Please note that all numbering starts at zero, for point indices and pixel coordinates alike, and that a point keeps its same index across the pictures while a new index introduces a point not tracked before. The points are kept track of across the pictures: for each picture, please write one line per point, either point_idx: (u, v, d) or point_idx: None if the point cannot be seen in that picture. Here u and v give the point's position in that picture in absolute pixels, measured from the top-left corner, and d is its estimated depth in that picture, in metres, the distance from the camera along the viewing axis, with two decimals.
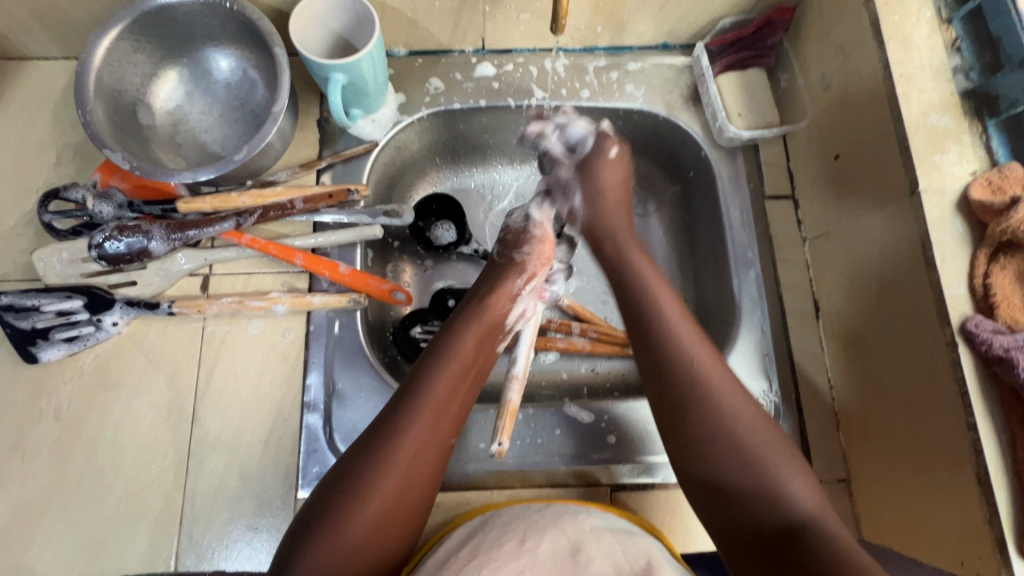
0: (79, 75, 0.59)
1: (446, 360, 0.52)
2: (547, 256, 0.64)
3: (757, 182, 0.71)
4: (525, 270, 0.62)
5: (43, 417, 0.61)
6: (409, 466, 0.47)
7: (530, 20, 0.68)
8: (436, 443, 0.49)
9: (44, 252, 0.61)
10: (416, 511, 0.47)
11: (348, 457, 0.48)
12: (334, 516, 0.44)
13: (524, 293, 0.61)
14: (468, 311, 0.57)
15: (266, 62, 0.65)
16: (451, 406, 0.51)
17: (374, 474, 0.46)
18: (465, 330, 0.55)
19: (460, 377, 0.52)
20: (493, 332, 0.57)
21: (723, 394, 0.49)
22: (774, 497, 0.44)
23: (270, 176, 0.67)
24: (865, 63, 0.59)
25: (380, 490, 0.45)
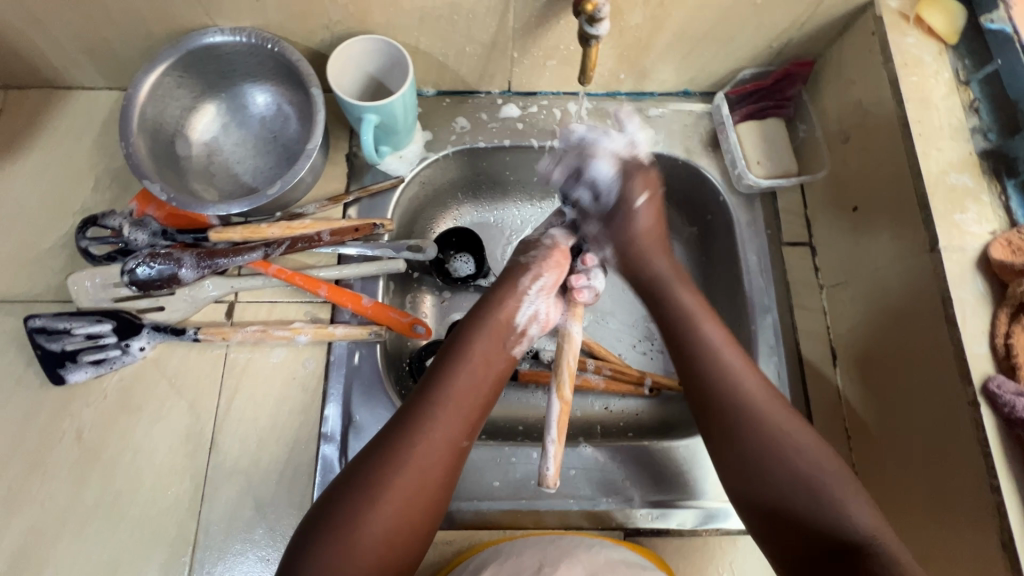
0: (124, 108, 0.62)
1: (457, 364, 0.56)
2: (561, 263, 0.64)
3: (775, 228, 0.71)
4: (530, 270, 0.63)
5: (64, 439, 0.61)
6: (419, 468, 0.50)
7: (556, 67, 0.71)
8: (446, 446, 0.52)
9: (79, 276, 0.63)
10: (430, 513, 0.50)
11: (363, 456, 0.51)
12: (349, 511, 0.48)
13: (532, 293, 0.62)
14: (479, 315, 0.60)
15: (302, 98, 0.68)
16: (463, 410, 0.54)
17: (384, 472, 0.49)
18: (477, 335, 0.58)
19: (471, 383, 0.56)
20: (506, 336, 0.60)
21: (770, 418, 0.52)
22: (834, 523, 0.47)
23: (299, 208, 0.69)
24: (884, 120, 0.60)
25: (392, 489, 0.49)
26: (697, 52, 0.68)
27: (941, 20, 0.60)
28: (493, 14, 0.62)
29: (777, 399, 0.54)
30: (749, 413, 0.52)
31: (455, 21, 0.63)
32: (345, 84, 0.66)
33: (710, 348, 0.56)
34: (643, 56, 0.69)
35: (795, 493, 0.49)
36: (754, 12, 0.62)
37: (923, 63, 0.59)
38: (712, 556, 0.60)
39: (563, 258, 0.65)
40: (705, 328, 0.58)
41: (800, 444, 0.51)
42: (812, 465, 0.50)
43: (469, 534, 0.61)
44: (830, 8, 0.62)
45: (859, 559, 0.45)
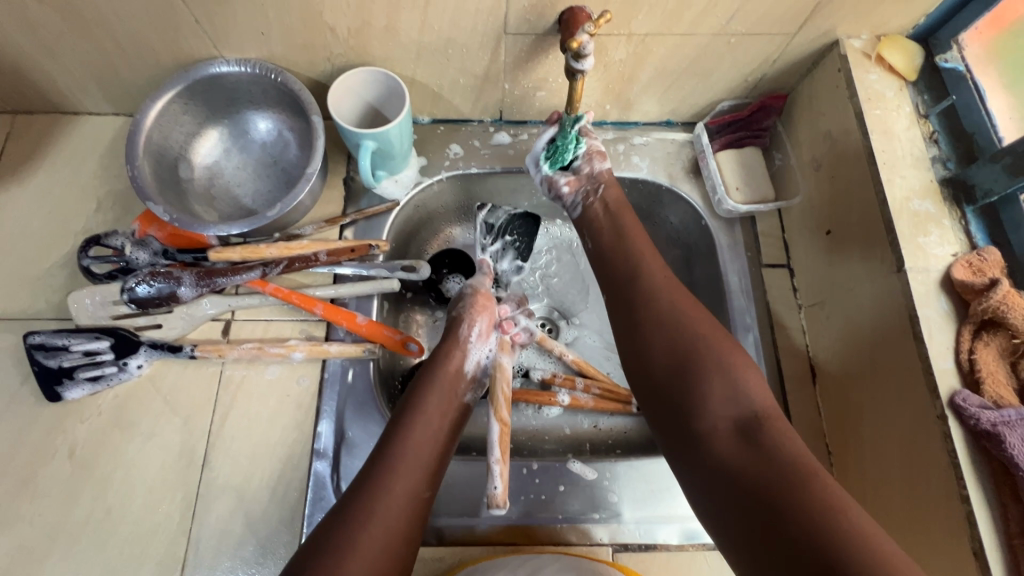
0: (132, 134, 0.64)
1: (413, 420, 0.57)
2: (486, 305, 0.68)
3: (755, 250, 0.75)
4: (465, 319, 0.66)
5: (57, 456, 0.62)
6: (385, 522, 0.50)
7: (545, 97, 0.74)
8: (409, 497, 0.52)
9: (78, 294, 0.64)
10: (399, 565, 0.50)
11: (328, 522, 0.49)
12: (321, 575, 0.45)
13: (473, 344, 0.65)
14: (429, 370, 0.62)
15: (302, 125, 0.71)
16: (423, 459, 0.55)
17: (355, 530, 0.48)
18: (432, 390, 0.60)
19: (428, 434, 0.57)
20: (459, 385, 0.63)
21: (687, 323, 0.56)
22: (733, 403, 0.51)
23: (296, 230, 0.71)
24: (852, 150, 0.64)
25: (360, 545, 0.48)
26: (678, 85, 0.72)
27: (901, 59, 0.64)
28: (485, 48, 0.65)
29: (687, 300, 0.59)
30: (665, 318, 0.57)
31: (450, 54, 0.66)
32: (339, 93, 0.67)
33: (654, 304, 0.59)
34: (626, 88, 0.73)
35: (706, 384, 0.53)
36: (729, 49, 0.66)
37: (887, 97, 0.64)
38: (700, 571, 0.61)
39: (484, 301, 0.68)
40: (663, 301, 0.59)
41: (700, 332, 0.56)
42: (723, 357, 0.54)
43: (459, 551, 0.61)
44: (799, 46, 0.67)
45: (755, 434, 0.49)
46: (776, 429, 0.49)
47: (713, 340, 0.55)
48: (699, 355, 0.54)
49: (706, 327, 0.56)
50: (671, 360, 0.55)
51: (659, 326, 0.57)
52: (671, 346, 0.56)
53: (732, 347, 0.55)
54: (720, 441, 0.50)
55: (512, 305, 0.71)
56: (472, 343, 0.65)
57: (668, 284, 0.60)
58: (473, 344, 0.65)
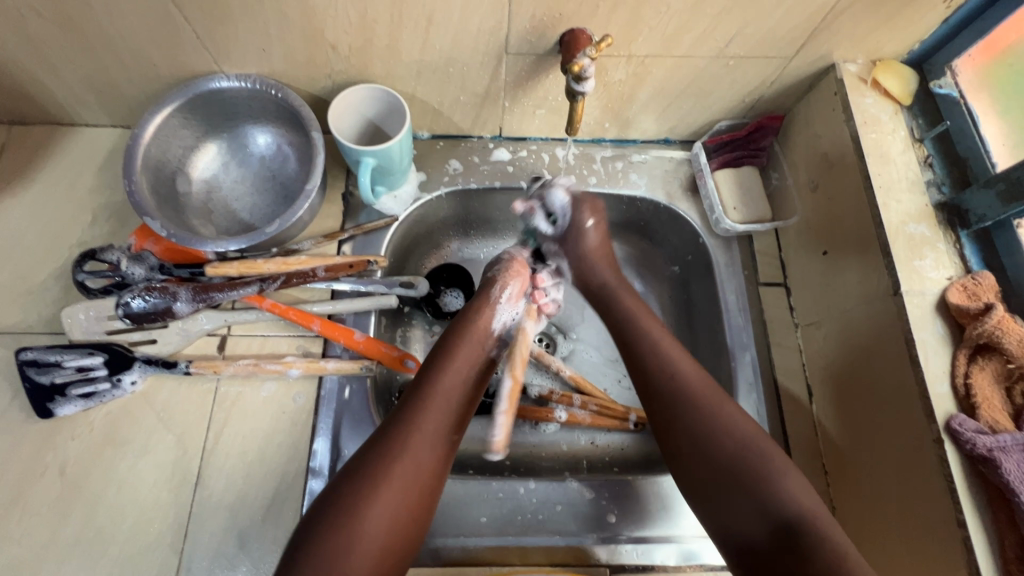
0: (129, 148, 0.64)
1: (444, 367, 0.58)
2: (520, 271, 0.68)
3: (752, 269, 0.75)
4: (499, 279, 0.67)
5: (47, 474, 0.61)
6: (415, 461, 0.51)
7: (544, 115, 0.75)
8: (439, 438, 0.54)
9: (72, 309, 0.64)
10: (426, 502, 0.52)
11: (359, 455, 0.51)
12: (348, 509, 0.48)
13: (506, 301, 0.66)
14: (462, 321, 0.63)
15: (302, 140, 0.71)
16: (454, 404, 0.56)
17: (383, 468, 0.50)
18: (462, 340, 0.61)
19: (459, 380, 0.58)
20: (490, 339, 0.63)
21: (703, 413, 0.54)
22: (771, 511, 0.49)
23: (295, 245, 0.71)
24: (848, 172, 0.65)
25: (391, 480, 0.50)
26: (677, 105, 0.73)
27: (896, 83, 0.65)
28: (486, 67, 0.66)
29: (726, 400, 0.55)
30: (699, 408, 0.55)
31: (450, 73, 0.67)
32: (337, 109, 0.67)
33: (687, 390, 0.56)
34: (625, 107, 0.73)
35: (738, 487, 0.51)
36: (727, 72, 0.67)
37: (882, 121, 0.65)
38: None
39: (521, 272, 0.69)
40: (669, 349, 0.59)
41: (741, 433, 0.53)
42: (747, 453, 0.52)
43: (456, 572, 0.60)
44: (796, 70, 0.67)
45: (794, 542, 0.47)
46: (820, 541, 0.47)
47: (757, 439, 0.53)
48: (743, 460, 0.51)
49: (747, 428, 0.53)
50: (710, 458, 0.53)
51: (694, 422, 0.54)
52: (706, 445, 0.53)
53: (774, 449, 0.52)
54: (759, 547, 0.49)
55: (547, 275, 0.72)
56: (505, 300, 0.66)
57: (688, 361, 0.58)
58: (505, 300, 0.66)
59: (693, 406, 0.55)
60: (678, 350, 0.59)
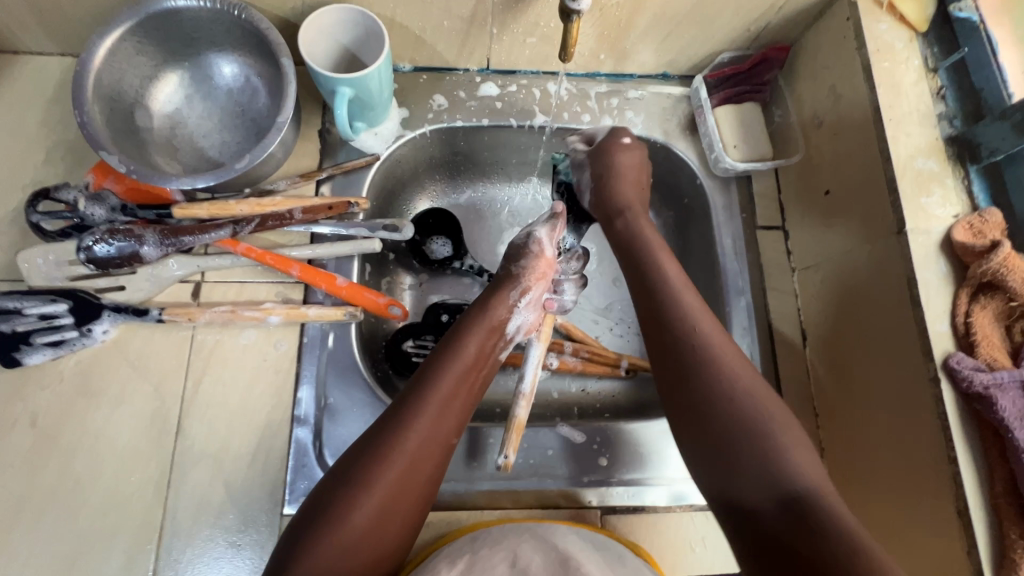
0: (78, 75, 0.58)
1: (450, 367, 0.55)
2: (545, 272, 0.64)
3: (749, 212, 0.73)
4: (520, 282, 0.62)
5: (18, 425, 0.58)
6: (411, 469, 0.49)
7: (536, 44, 0.69)
8: (438, 446, 0.51)
9: (29, 253, 0.59)
10: (416, 511, 0.50)
11: (352, 455, 0.49)
12: (334, 511, 0.46)
13: (522, 304, 0.62)
14: (470, 321, 0.59)
15: (271, 69, 0.65)
16: (454, 408, 0.53)
17: (375, 474, 0.48)
18: (469, 340, 0.57)
19: (463, 382, 0.55)
20: (496, 343, 0.60)
21: (727, 368, 0.51)
22: (779, 483, 0.46)
23: (269, 185, 0.66)
24: (857, 105, 0.61)
25: (381, 487, 0.47)
26: (677, 34, 0.68)
27: (913, 7, 0.61)
28: None
29: (741, 361, 0.53)
30: (708, 365, 0.52)
31: None
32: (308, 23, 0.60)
33: (709, 363, 0.52)
34: (622, 36, 0.68)
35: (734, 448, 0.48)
36: None
37: (895, 49, 0.61)
38: (686, 530, 0.61)
39: (546, 268, 0.65)
40: (696, 316, 0.55)
41: (751, 398, 0.50)
42: (753, 417, 0.49)
43: (448, 517, 0.60)
44: None
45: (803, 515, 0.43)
46: (832, 514, 0.43)
47: (758, 403, 0.50)
48: (752, 426, 0.48)
49: (767, 400, 0.50)
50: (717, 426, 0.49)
51: (705, 384, 0.51)
52: (704, 405, 0.50)
53: (790, 420, 0.50)
54: (764, 518, 0.45)
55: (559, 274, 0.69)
56: (519, 302, 0.62)
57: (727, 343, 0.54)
58: (521, 304, 0.62)
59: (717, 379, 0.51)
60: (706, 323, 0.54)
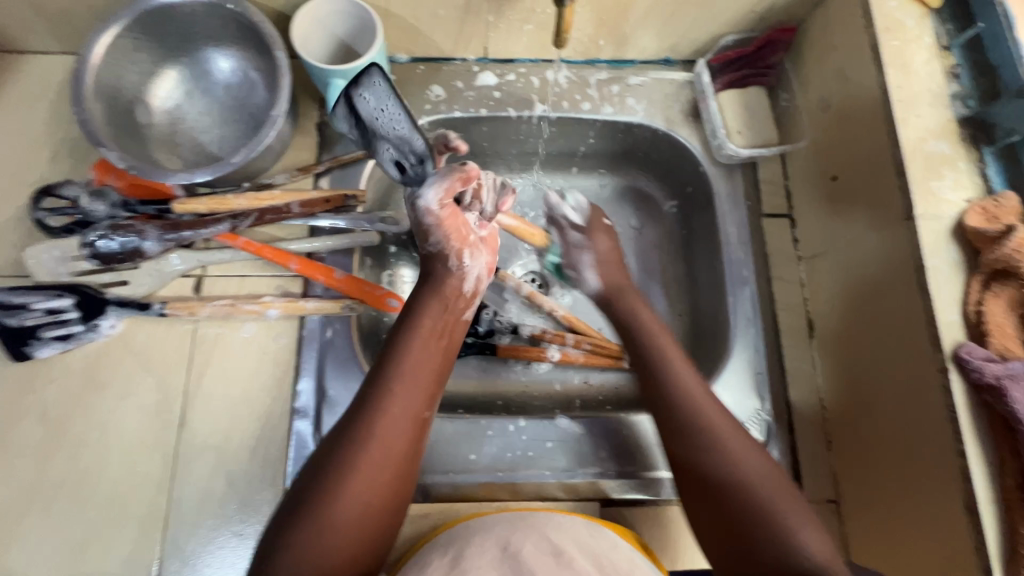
0: (77, 73, 0.58)
1: (412, 340, 0.55)
2: (463, 231, 0.61)
3: (754, 200, 0.71)
4: (446, 249, 0.61)
5: (28, 417, 0.59)
6: (384, 443, 0.49)
7: (533, 32, 0.69)
8: (407, 419, 0.51)
9: (36, 249, 0.61)
10: (399, 486, 0.50)
11: (330, 436, 0.49)
12: (317, 498, 0.46)
13: (467, 262, 0.62)
14: (425, 293, 0.59)
15: (267, 63, 0.65)
16: (422, 380, 0.53)
17: (351, 452, 0.48)
18: (425, 311, 0.58)
19: (423, 353, 0.55)
20: (457, 305, 0.60)
21: (710, 425, 0.52)
22: (789, 554, 0.44)
23: (267, 179, 0.67)
24: (864, 86, 0.59)
25: (360, 467, 0.47)
26: (677, 17, 0.67)
27: None
28: None
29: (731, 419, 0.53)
30: (707, 436, 0.52)
31: None
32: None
33: (700, 416, 0.53)
34: (622, 20, 0.67)
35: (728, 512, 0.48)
36: None
37: (906, 27, 0.58)
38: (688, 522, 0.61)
39: (457, 224, 0.60)
40: (675, 362, 0.58)
41: (746, 462, 0.50)
42: (751, 482, 0.48)
43: (444, 509, 0.60)
44: None
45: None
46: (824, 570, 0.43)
47: (755, 464, 0.50)
48: (741, 492, 0.48)
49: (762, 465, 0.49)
50: (696, 480, 0.51)
51: (711, 459, 0.50)
52: (704, 474, 0.50)
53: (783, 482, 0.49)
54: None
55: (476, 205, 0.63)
56: (461, 261, 0.62)
57: (711, 400, 0.55)
58: (465, 262, 0.62)
59: (698, 428, 0.52)
60: (682, 366, 0.58)
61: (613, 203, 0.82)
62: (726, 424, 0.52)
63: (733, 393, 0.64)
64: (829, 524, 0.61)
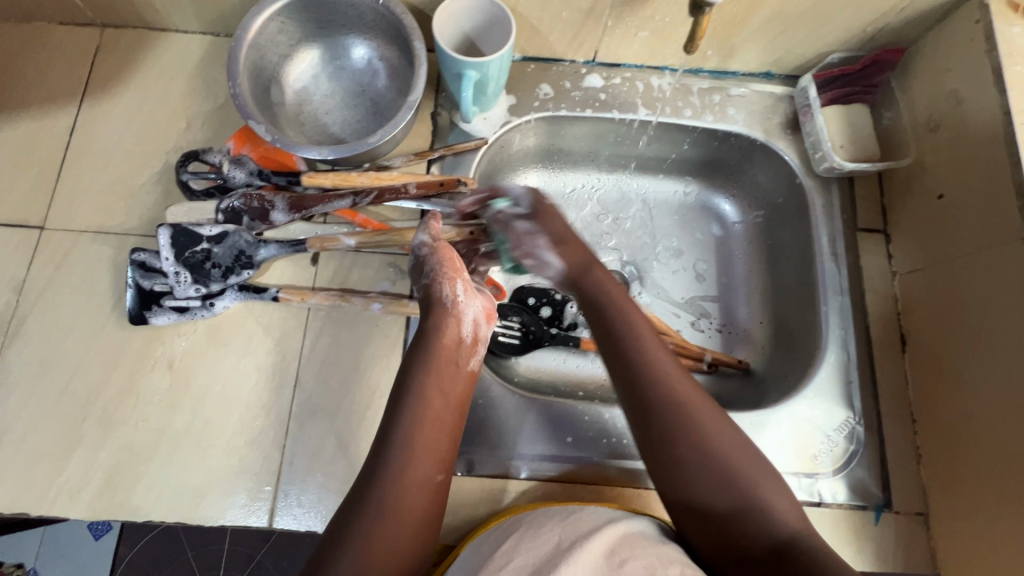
0: (233, 50, 0.63)
1: (423, 390, 0.49)
2: (456, 265, 0.58)
3: (850, 214, 0.73)
4: (438, 284, 0.56)
5: (157, 367, 0.63)
6: (393, 513, 0.44)
7: (646, 38, 0.72)
8: (418, 482, 0.46)
9: (177, 210, 0.66)
10: (412, 556, 0.44)
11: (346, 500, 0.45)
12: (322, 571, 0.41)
13: (462, 296, 0.56)
14: (433, 329, 0.53)
15: (397, 54, 0.69)
16: (437, 439, 0.48)
17: (354, 523, 0.43)
18: (434, 354, 0.52)
19: (436, 403, 0.49)
20: (462, 340, 0.54)
21: (704, 450, 0.47)
22: None
23: (386, 161, 0.71)
24: (983, 108, 0.60)
25: (366, 536, 0.42)
26: (789, 32, 0.69)
27: None
28: None
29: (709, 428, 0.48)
30: (685, 426, 0.48)
31: None
32: None
33: (693, 427, 0.47)
34: (735, 33, 0.70)
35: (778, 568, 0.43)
36: None
37: None
38: None
39: (451, 254, 0.58)
40: (666, 364, 0.51)
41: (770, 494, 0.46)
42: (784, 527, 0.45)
43: (540, 487, 0.63)
44: None
45: None
46: None
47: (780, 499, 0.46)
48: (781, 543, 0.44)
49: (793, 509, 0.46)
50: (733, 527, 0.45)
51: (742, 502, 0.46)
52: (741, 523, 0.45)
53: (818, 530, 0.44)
54: None
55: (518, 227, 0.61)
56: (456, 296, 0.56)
57: (702, 405, 0.49)
58: (462, 296, 0.56)
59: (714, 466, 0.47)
60: (665, 364, 0.51)
61: (699, 209, 0.84)
62: (730, 449, 0.47)
63: (824, 399, 0.66)
64: (916, 537, 0.61)
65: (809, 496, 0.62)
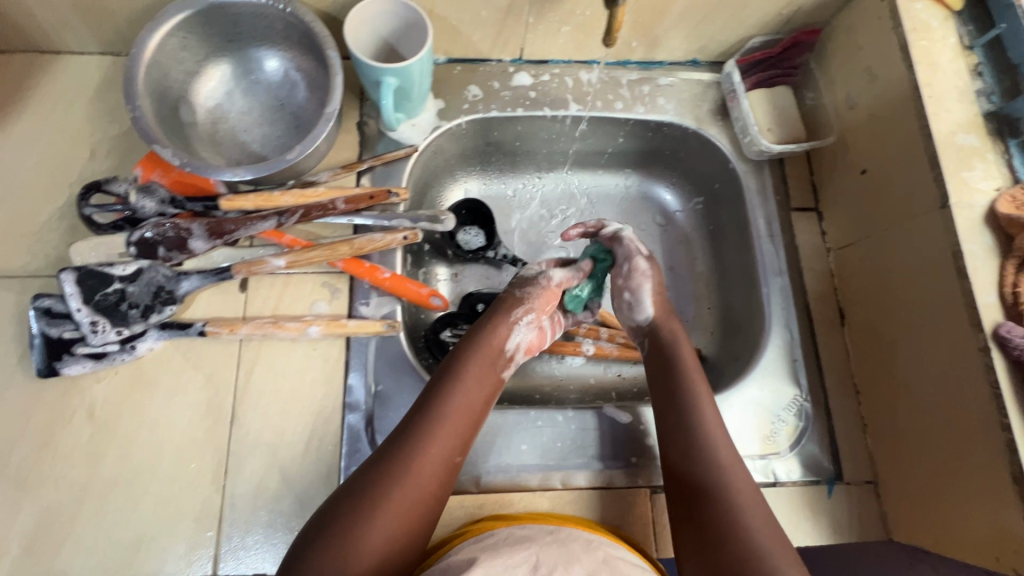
0: (129, 70, 0.58)
1: (445, 393, 0.54)
2: (553, 300, 0.63)
3: (783, 194, 0.74)
4: (524, 303, 0.61)
5: (76, 417, 0.59)
6: (412, 487, 0.49)
7: (570, 33, 0.71)
8: (440, 463, 0.51)
9: (82, 247, 0.61)
10: (418, 535, 0.48)
11: (362, 472, 0.50)
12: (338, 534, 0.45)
13: (523, 322, 0.61)
14: (472, 341, 0.58)
15: (313, 64, 0.66)
16: (455, 434, 0.53)
17: (382, 489, 0.48)
18: (472, 358, 0.57)
19: (462, 401, 0.54)
20: (500, 360, 0.59)
21: (720, 446, 0.53)
22: None
23: (312, 176, 0.68)
24: (894, 84, 0.62)
25: (388, 501, 0.47)
26: (709, 19, 0.70)
27: None
28: None
29: (716, 415, 0.56)
30: (697, 419, 0.55)
31: None
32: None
33: (699, 417, 0.55)
34: (656, 22, 0.70)
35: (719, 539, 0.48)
36: None
37: (931, 28, 0.61)
38: None
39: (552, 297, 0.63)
40: (698, 387, 0.57)
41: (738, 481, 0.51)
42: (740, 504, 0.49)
43: (498, 498, 0.61)
44: None
45: None
46: None
47: (745, 484, 0.51)
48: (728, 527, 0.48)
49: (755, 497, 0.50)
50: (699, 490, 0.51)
51: (723, 481, 0.51)
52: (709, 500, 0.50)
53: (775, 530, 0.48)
54: None
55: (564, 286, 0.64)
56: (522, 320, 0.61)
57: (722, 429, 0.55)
58: (523, 321, 0.61)
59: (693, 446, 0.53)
60: (698, 381, 0.58)
61: (640, 201, 0.84)
62: (727, 449, 0.53)
63: (771, 379, 0.67)
64: (867, 505, 0.63)
65: (765, 477, 0.63)
